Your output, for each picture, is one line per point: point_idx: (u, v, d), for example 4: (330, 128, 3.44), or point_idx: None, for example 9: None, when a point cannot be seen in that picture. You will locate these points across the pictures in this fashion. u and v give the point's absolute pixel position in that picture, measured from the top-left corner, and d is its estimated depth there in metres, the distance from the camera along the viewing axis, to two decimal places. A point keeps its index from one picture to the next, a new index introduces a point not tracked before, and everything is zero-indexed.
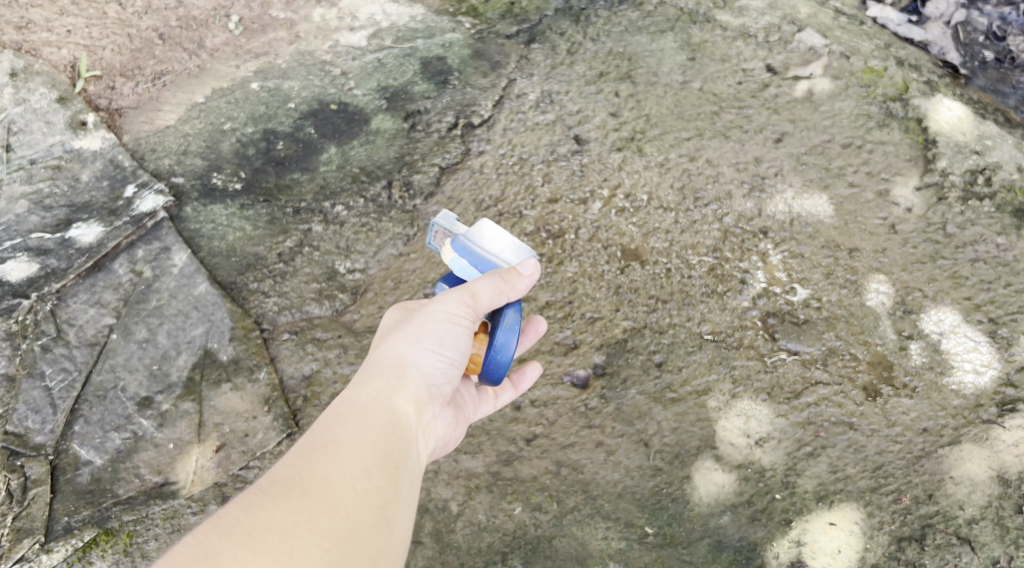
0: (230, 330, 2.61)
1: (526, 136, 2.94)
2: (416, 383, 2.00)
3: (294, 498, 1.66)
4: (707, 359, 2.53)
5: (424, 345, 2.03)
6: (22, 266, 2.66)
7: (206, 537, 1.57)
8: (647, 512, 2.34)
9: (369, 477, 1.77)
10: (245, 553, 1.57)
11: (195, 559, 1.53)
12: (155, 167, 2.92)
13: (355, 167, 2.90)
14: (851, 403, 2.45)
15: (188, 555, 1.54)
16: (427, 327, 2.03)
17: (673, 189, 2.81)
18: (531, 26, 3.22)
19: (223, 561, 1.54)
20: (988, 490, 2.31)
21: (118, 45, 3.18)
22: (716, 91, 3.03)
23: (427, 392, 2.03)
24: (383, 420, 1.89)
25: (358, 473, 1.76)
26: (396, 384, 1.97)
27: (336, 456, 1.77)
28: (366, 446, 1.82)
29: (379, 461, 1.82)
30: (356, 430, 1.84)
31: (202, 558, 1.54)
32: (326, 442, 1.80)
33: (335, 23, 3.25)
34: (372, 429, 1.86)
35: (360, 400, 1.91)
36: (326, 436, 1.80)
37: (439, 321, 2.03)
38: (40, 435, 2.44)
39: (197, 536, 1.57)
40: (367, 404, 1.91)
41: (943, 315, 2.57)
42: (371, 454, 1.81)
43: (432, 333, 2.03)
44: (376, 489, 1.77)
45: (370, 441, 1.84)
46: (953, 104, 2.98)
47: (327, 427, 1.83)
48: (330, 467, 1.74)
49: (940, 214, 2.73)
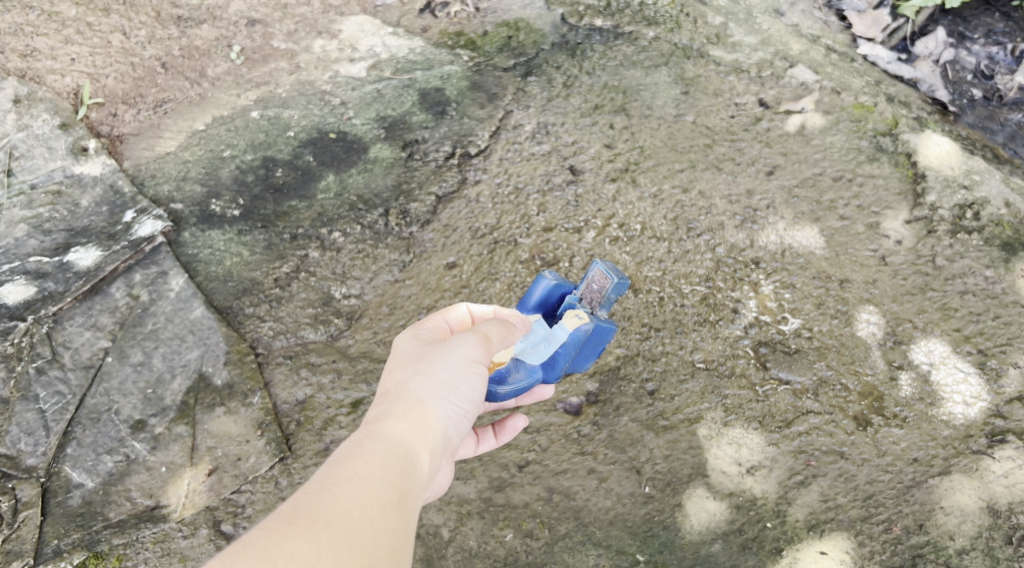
0: (225, 354, 2.62)
1: (522, 166, 2.98)
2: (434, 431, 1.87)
3: (316, 531, 1.56)
4: (698, 389, 2.55)
5: (449, 393, 1.92)
6: (20, 289, 2.68)
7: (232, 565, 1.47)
8: (638, 539, 2.34)
9: (386, 515, 1.66)
10: None
11: None
12: (154, 193, 2.94)
13: (352, 195, 2.94)
14: (842, 433, 2.47)
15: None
16: (445, 373, 1.92)
17: (666, 220, 2.85)
18: (527, 59, 3.28)
19: None
20: (978, 521, 2.32)
21: (121, 73, 3.22)
22: (709, 125, 3.08)
23: (442, 443, 1.91)
24: (403, 460, 1.77)
25: (378, 512, 1.65)
26: (416, 426, 1.84)
27: (356, 490, 1.65)
28: (385, 482, 1.70)
29: (395, 499, 1.70)
30: (376, 465, 1.71)
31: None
32: (346, 475, 1.67)
33: (335, 55, 3.30)
34: (391, 468, 1.73)
35: (381, 436, 1.78)
36: (346, 469, 1.68)
37: (456, 368, 1.93)
38: (32, 457, 2.44)
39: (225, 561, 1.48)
40: (388, 442, 1.78)
41: (933, 346, 2.59)
42: (388, 492, 1.69)
43: (452, 381, 1.93)
44: (392, 529, 1.66)
45: (389, 478, 1.71)
46: (942, 140, 3.03)
47: (348, 459, 1.71)
48: (350, 501, 1.63)
49: (929, 247, 2.76)
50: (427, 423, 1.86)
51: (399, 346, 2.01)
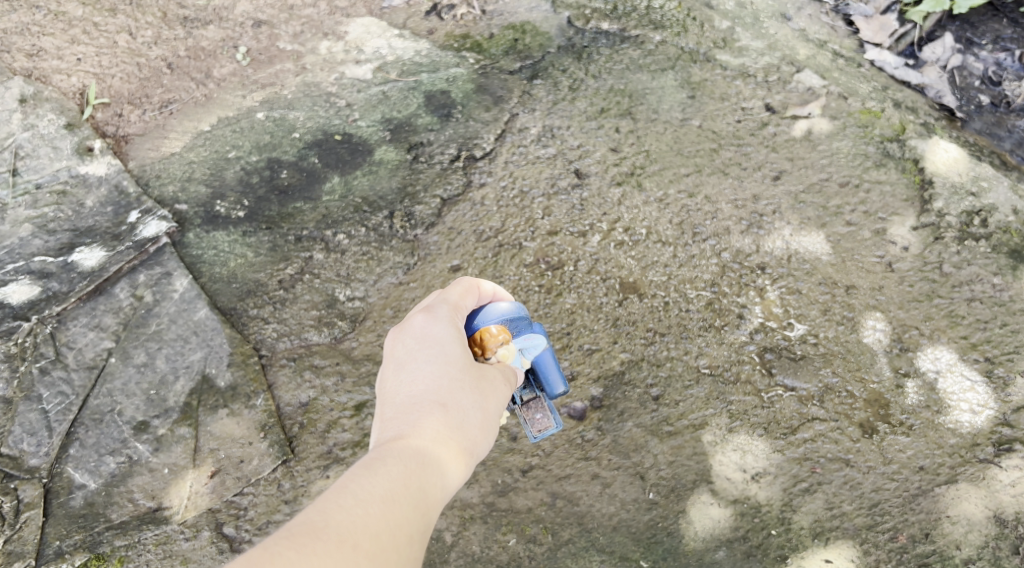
0: (228, 355, 2.61)
1: (527, 169, 2.97)
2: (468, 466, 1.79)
3: (349, 550, 1.43)
4: (703, 394, 2.53)
5: (486, 423, 1.84)
6: (24, 288, 2.68)
7: None
8: (642, 546, 2.33)
9: (417, 544, 1.55)
10: None
11: None
12: (159, 194, 2.94)
13: (357, 198, 2.93)
14: (847, 440, 2.45)
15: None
16: (490, 414, 1.88)
17: (672, 224, 2.84)
18: (534, 62, 3.27)
19: None
20: (984, 530, 2.31)
21: (127, 73, 3.22)
22: (715, 129, 3.07)
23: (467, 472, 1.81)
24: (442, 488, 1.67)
25: (413, 537, 1.54)
26: (458, 455, 1.74)
27: (393, 512, 1.53)
28: (421, 510, 1.59)
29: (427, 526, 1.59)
30: (416, 489, 1.60)
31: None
32: (385, 493, 1.55)
33: (341, 56, 3.30)
34: (430, 494, 1.62)
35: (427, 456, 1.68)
36: (388, 487, 1.57)
37: (495, 414, 1.89)
38: (35, 458, 2.44)
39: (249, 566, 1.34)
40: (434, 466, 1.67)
41: (940, 354, 2.58)
42: (424, 520, 1.58)
43: (491, 422, 1.87)
44: (420, 562, 1.54)
45: (425, 504, 1.60)
46: (949, 146, 3.02)
47: (392, 472, 1.60)
48: (386, 522, 1.51)
49: (936, 253, 2.75)
50: (466, 452, 1.76)
51: (450, 352, 1.88)
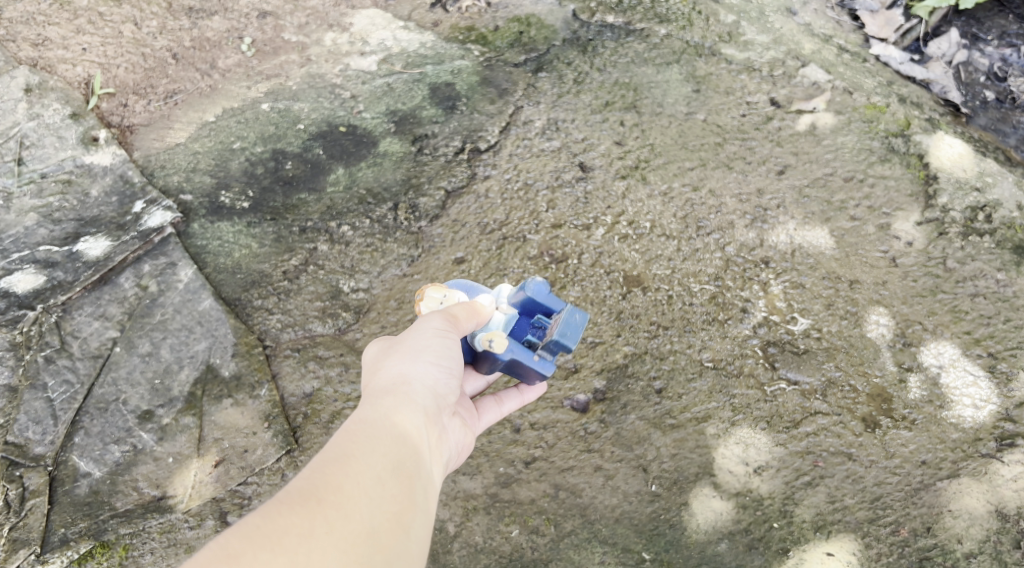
0: (233, 346, 2.62)
1: (531, 162, 2.97)
2: (423, 398, 1.89)
3: (310, 508, 1.57)
4: (706, 387, 2.54)
5: (422, 360, 1.93)
6: (29, 278, 2.68)
7: (228, 540, 1.50)
8: (644, 537, 2.34)
9: (380, 485, 1.67)
10: (265, 554, 1.50)
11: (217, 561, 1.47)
12: (164, 184, 2.94)
13: (361, 189, 2.94)
14: (850, 434, 2.46)
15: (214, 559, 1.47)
16: (422, 344, 1.94)
17: (676, 218, 2.84)
18: (538, 55, 3.27)
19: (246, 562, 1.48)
20: (985, 524, 2.31)
21: (131, 63, 3.22)
22: (719, 123, 3.07)
23: (435, 403, 1.91)
24: (395, 432, 1.78)
25: (372, 483, 1.66)
26: (402, 399, 1.85)
27: (346, 467, 1.66)
28: (376, 456, 1.71)
29: (390, 470, 1.71)
30: (364, 442, 1.73)
31: (225, 561, 1.47)
32: (338, 455, 1.69)
33: (346, 48, 3.30)
34: (381, 440, 1.74)
35: (369, 416, 1.79)
36: (337, 449, 1.70)
37: (431, 338, 1.94)
38: (40, 446, 2.45)
39: (222, 540, 1.50)
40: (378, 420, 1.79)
41: (943, 349, 2.58)
42: (380, 463, 1.71)
43: (429, 347, 1.94)
44: (389, 498, 1.67)
45: (380, 452, 1.73)
46: (954, 141, 3.02)
47: (340, 440, 1.72)
48: (342, 477, 1.64)
49: (940, 249, 2.75)
50: (407, 393, 1.87)
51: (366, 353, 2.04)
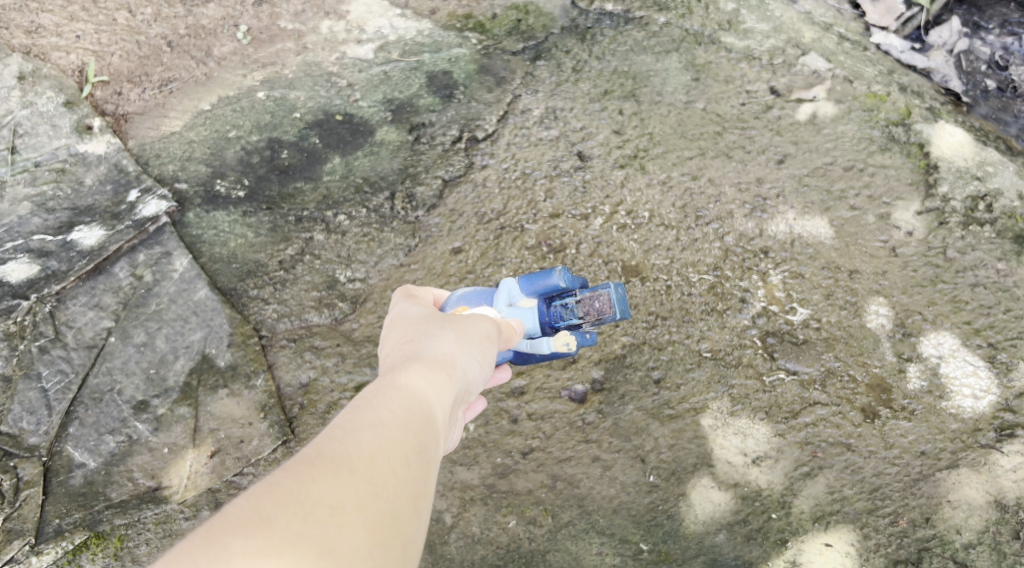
0: (228, 336, 2.60)
1: (529, 152, 2.96)
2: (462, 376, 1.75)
3: (340, 476, 1.40)
4: (705, 378, 2.53)
5: (469, 347, 1.81)
6: (23, 267, 2.66)
7: (258, 502, 1.31)
8: (642, 528, 2.34)
9: (411, 463, 1.50)
10: (297, 523, 1.31)
11: (248, 522, 1.28)
12: (159, 173, 2.93)
13: (358, 178, 2.92)
14: (849, 425, 2.45)
15: (242, 517, 1.29)
16: (471, 327, 1.88)
17: (675, 207, 2.82)
18: (537, 43, 3.24)
19: (276, 529, 1.29)
20: (985, 515, 2.31)
21: (126, 51, 3.18)
22: (719, 112, 3.05)
23: (467, 386, 1.78)
24: (431, 406, 1.62)
25: (404, 459, 1.49)
26: (440, 375, 1.69)
27: (381, 436, 1.49)
28: (408, 430, 1.54)
29: (419, 447, 1.54)
30: (399, 411, 1.56)
31: (251, 523, 1.29)
32: (370, 421, 1.51)
33: (342, 36, 3.25)
34: (416, 413, 1.58)
35: (407, 382, 1.63)
36: (372, 414, 1.52)
37: (477, 327, 1.89)
38: (34, 436, 2.44)
39: (250, 498, 1.32)
40: (415, 389, 1.62)
41: (942, 339, 2.56)
42: (414, 439, 1.53)
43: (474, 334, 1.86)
44: (419, 481, 1.49)
45: (412, 427, 1.55)
46: (956, 130, 2.98)
47: (374, 404, 1.55)
48: (374, 447, 1.47)
49: (940, 238, 2.73)
50: (447, 368, 1.72)
51: (411, 315, 1.92)
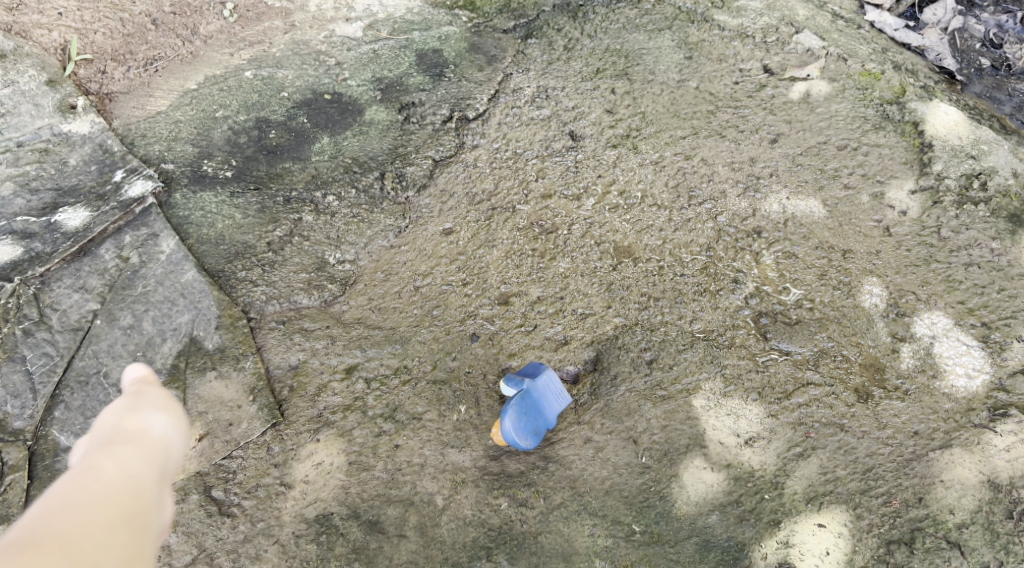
0: (217, 318, 2.56)
1: (521, 131, 2.98)
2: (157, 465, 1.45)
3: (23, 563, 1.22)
4: (697, 358, 2.50)
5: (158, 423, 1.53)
6: (6, 249, 2.61)
7: None
8: (634, 509, 2.27)
9: (110, 535, 1.30)
10: None
11: None
12: (145, 153, 2.88)
13: (347, 158, 2.92)
14: (842, 405, 2.41)
15: None
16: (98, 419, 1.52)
17: (667, 187, 2.82)
18: (528, 21, 3.28)
19: None
20: (978, 494, 2.22)
21: (109, 29, 3.12)
22: (712, 91, 3.04)
23: (167, 470, 1.48)
24: (145, 475, 1.41)
25: (104, 530, 1.30)
26: (145, 450, 1.45)
27: (82, 514, 1.30)
28: (102, 501, 1.34)
29: (121, 515, 1.34)
30: (109, 485, 1.36)
31: None
32: (59, 505, 1.31)
33: (331, 14, 3.28)
34: (122, 483, 1.38)
35: (122, 461, 1.41)
36: (74, 491, 1.33)
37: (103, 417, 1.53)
38: (18, 420, 2.36)
39: None
40: (131, 467, 1.41)
41: (936, 318, 2.53)
42: (118, 510, 1.34)
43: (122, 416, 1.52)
44: (117, 551, 1.29)
45: (105, 506, 1.33)
46: (950, 109, 2.96)
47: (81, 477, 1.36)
48: (64, 527, 1.28)
49: (934, 218, 2.70)
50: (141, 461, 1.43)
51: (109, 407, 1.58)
